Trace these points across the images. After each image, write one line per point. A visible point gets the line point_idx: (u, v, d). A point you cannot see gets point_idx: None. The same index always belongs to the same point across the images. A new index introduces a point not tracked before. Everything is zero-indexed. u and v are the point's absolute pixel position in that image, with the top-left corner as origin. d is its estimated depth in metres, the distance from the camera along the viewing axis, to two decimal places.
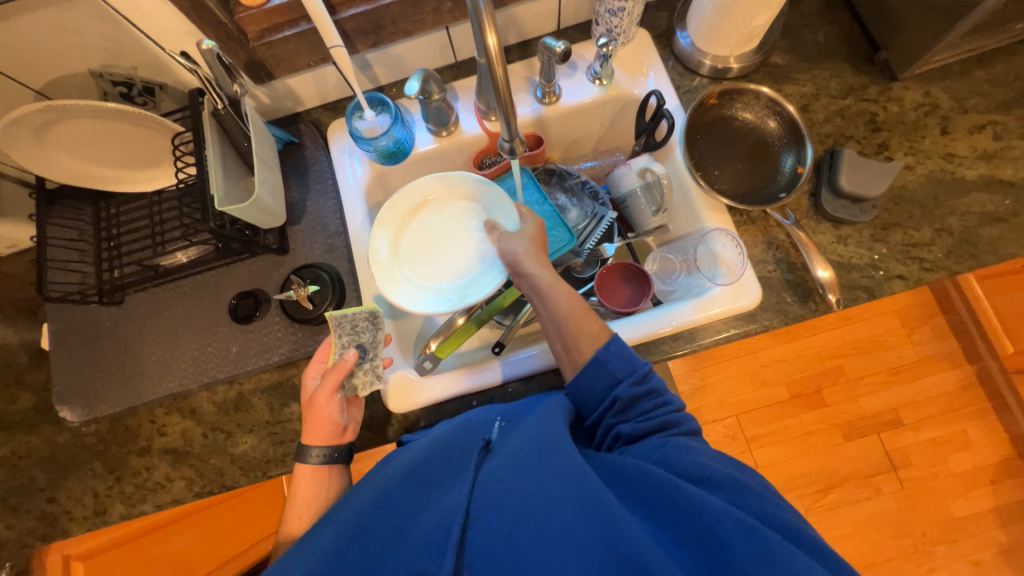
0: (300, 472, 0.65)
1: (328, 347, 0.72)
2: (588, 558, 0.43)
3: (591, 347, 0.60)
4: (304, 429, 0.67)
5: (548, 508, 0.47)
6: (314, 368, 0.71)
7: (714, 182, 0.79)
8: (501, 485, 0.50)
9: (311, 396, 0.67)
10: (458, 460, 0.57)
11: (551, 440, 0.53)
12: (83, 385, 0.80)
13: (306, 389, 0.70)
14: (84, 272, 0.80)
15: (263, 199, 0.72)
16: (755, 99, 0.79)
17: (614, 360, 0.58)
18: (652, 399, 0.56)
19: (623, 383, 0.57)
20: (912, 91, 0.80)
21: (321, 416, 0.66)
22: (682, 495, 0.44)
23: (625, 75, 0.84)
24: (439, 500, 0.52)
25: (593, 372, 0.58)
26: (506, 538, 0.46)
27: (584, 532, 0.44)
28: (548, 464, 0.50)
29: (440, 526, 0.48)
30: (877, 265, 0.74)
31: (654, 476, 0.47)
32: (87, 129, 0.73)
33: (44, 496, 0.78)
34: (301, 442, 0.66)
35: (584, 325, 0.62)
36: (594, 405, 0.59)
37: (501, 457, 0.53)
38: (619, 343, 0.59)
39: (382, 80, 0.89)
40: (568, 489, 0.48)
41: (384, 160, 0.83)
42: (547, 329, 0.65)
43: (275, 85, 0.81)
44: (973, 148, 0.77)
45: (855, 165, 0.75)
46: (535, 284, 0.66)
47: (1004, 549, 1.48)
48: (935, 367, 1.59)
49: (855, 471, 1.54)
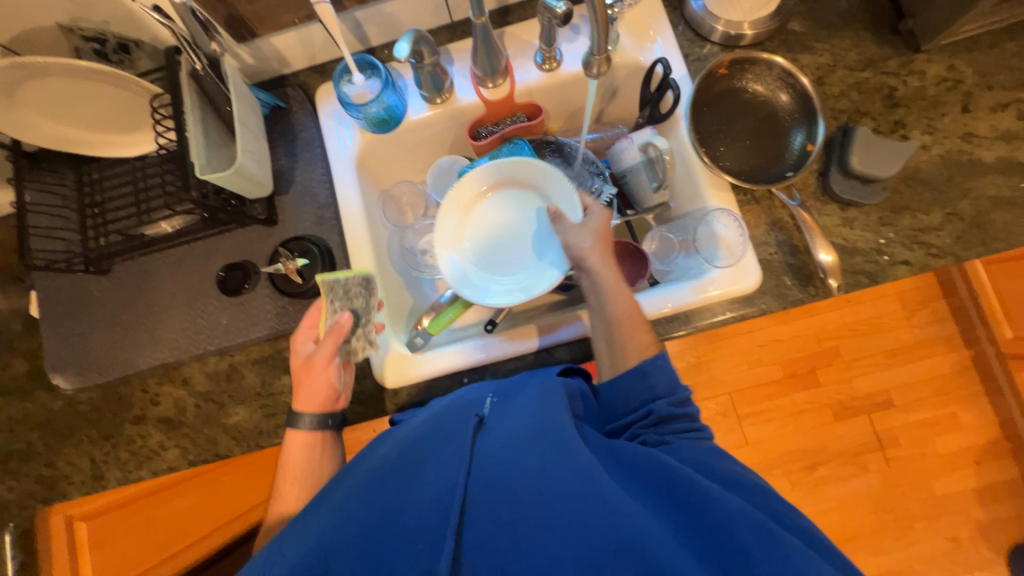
0: (295, 438, 0.67)
1: (319, 305, 0.69)
2: (592, 545, 0.43)
3: (638, 356, 0.62)
4: (300, 394, 0.67)
5: (552, 489, 0.47)
6: (303, 329, 0.69)
7: (719, 159, 0.75)
8: (503, 467, 0.50)
9: (308, 358, 0.67)
10: (454, 436, 0.56)
11: (558, 423, 0.53)
12: (73, 354, 0.80)
13: (298, 351, 0.69)
14: (68, 239, 0.78)
15: (247, 168, 0.69)
16: (767, 70, 0.74)
17: (656, 375, 0.61)
18: (685, 422, 0.59)
19: (661, 400, 0.59)
20: (935, 64, 0.76)
21: (320, 378, 0.66)
22: (690, 487, 0.46)
23: (631, 40, 0.79)
24: (431, 479, 0.51)
25: (634, 382, 0.61)
26: (506, 521, 0.46)
27: (593, 516, 0.44)
28: (552, 448, 0.50)
29: (434, 508, 0.48)
30: (882, 249, 0.72)
31: (666, 468, 0.48)
32: (60, 87, 0.71)
33: (42, 461, 0.79)
34: (299, 407, 0.66)
35: (636, 331, 0.64)
36: (627, 416, 0.60)
37: (499, 438, 0.53)
38: (665, 359, 0.62)
39: (373, 41, 0.83)
40: (575, 474, 0.48)
41: (375, 128, 0.80)
42: (596, 327, 0.68)
43: (259, 44, 0.77)
44: (994, 128, 0.73)
45: (868, 143, 0.71)
46: (598, 282, 0.68)
47: (981, 526, 1.52)
48: (932, 350, 1.58)
49: (842, 450, 1.56)
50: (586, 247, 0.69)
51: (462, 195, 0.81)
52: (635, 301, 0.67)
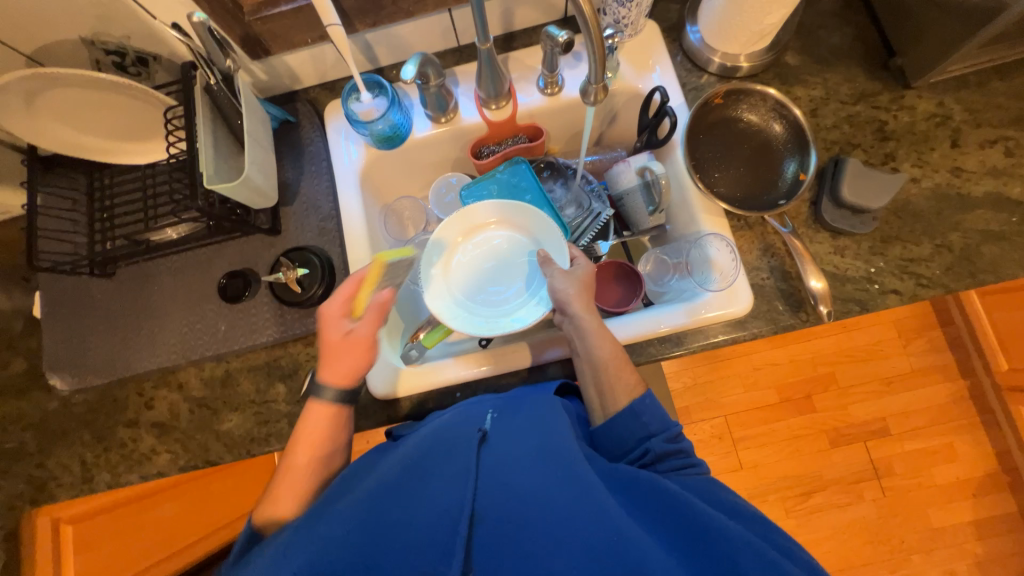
0: (313, 410, 0.66)
1: (358, 278, 0.69)
2: (598, 564, 0.47)
3: (626, 397, 0.64)
4: (331, 367, 0.66)
5: (561, 512, 0.51)
6: (337, 300, 0.67)
7: (713, 185, 0.77)
8: (511, 487, 0.53)
9: (347, 331, 0.67)
10: (459, 451, 0.57)
11: (564, 451, 0.56)
12: (72, 355, 0.80)
13: (328, 322, 0.67)
14: (75, 242, 0.80)
15: (253, 179, 0.71)
16: (761, 101, 0.77)
17: (647, 414, 0.63)
18: (679, 457, 0.61)
19: (657, 438, 0.61)
20: (925, 100, 0.78)
21: (358, 353, 0.67)
22: (690, 515, 0.51)
23: (631, 69, 0.82)
24: (437, 493, 0.52)
25: (628, 422, 0.63)
26: (514, 539, 0.50)
27: (598, 538, 0.49)
28: (558, 472, 0.54)
29: (444, 523, 0.50)
30: (873, 278, 0.73)
31: (668, 494, 0.53)
32: (78, 98, 0.73)
33: (33, 461, 0.79)
34: (331, 380, 0.66)
35: (623, 374, 0.66)
36: (621, 450, 0.63)
37: (507, 458, 0.56)
38: (652, 398, 0.64)
39: (383, 61, 0.87)
40: (580, 495, 0.52)
41: (380, 144, 0.82)
42: (582, 368, 0.69)
43: (272, 62, 0.80)
44: (982, 163, 0.75)
45: (858, 175, 0.73)
46: (580, 331, 0.68)
47: (979, 561, 1.49)
48: (929, 379, 1.58)
49: (838, 477, 1.55)
50: (569, 291, 0.70)
51: (461, 224, 0.83)
52: (619, 343, 0.67)
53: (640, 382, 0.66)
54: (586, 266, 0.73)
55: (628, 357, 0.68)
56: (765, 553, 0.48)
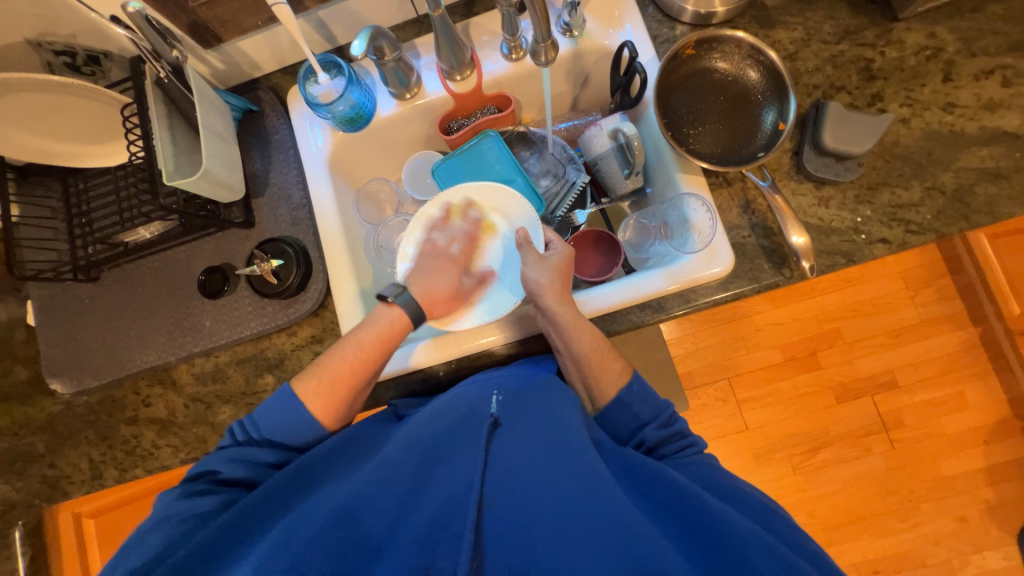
0: (377, 313, 0.67)
1: (478, 233, 0.78)
2: (603, 557, 0.48)
3: (614, 387, 0.64)
4: (426, 295, 0.70)
5: (568, 504, 0.51)
6: (461, 249, 0.76)
7: (688, 142, 0.74)
8: (517, 473, 0.54)
9: (458, 279, 0.74)
10: (467, 441, 0.58)
11: (574, 437, 0.56)
12: (68, 359, 0.82)
13: (437, 261, 0.75)
14: (57, 249, 0.81)
15: (214, 171, 0.70)
16: (734, 48, 0.72)
17: (638, 403, 0.63)
18: (675, 439, 0.62)
19: (650, 426, 0.62)
20: (914, 33, 0.73)
21: (458, 302, 0.73)
22: (697, 508, 0.51)
23: (597, 24, 0.78)
24: (446, 482, 0.54)
25: (619, 411, 0.63)
26: (521, 530, 0.51)
27: (606, 534, 0.49)
28: (567, 461, 0.54)
29: (453, 507, 0.52)
30: (859, 228, 0.70)
31: (675, 484, 0.53)
32: (33, 101, 0.73)
33: (45, 462, 0.83)
34: (421, 306, 0.69)
35: (607, 363, 0.65)
36: (618, 437, 0.64)
37: (517, 446, 0.57)
38: (641, 382, 0.64)
39: (341, 39, 0.84)
40: (588, 487, 0.52)
41: (344, 126, 0.80)
42: (563, 359, 0.67)
43: (226, 49, 0.78)
44: (977, 97, 0.70)
45: (840, 120, 0.69)
46: (555, 325, 0.65)
47: (991, 506, 1.48)
48: (937, 328, 1.54)
49: (845, 431, 1.54)
50: (542, 283, 0.67)
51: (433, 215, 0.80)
52: (597, 332, 0.65)
53: (627, 365, 0.66)
54: (563, 251, 0.72)
55: (609, 342, 0.66)
56: (774, 546, 0.48)
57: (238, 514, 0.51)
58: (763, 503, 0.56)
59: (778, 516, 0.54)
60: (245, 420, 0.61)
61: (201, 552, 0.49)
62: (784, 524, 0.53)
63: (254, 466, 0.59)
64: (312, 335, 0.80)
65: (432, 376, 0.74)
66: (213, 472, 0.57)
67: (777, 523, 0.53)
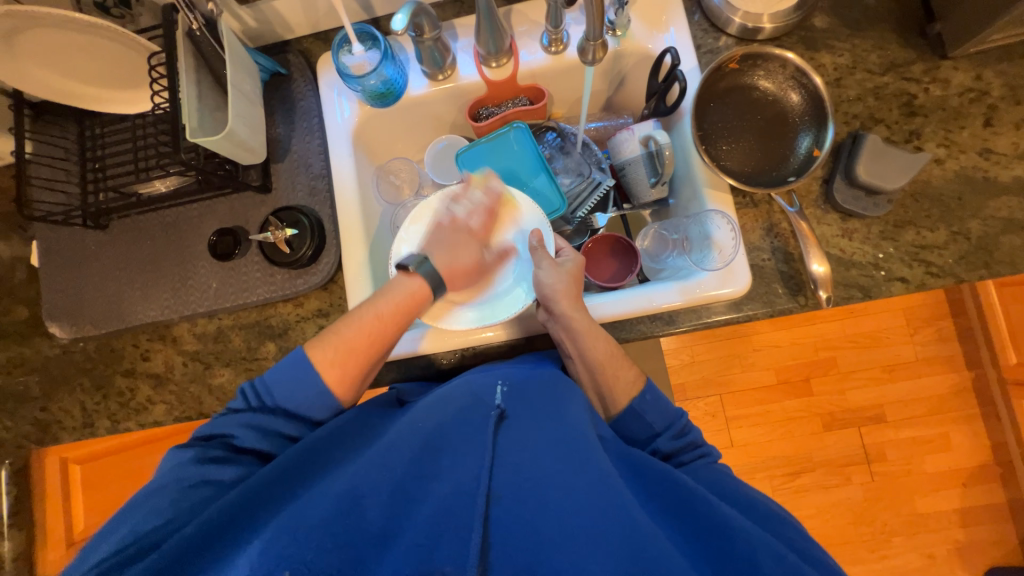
0: (397, 283, 0.67)
1: (498, 207, 0.75)
2: (615, 560, 0.47)
3: (626, 398, 0.64)
4: (448, 270, 0.69)
5: (577, 505, 0.51)
6: (480, 222, 0.73)
7: (719, 157, 0.72)
8: (524, 468, 0.54)
9: (480, 253, 0.72)
10: (473, 431, 0.58)
11: (581, 435, 0.56)
12: (69, 304, 0.81)
13: (456, 234, 0.72)
14: (68, 192, 0.80)
15: (238, 133, 0.69)
16: (779, 68, 0.71)
17: (650, 412, 0.63)
18: (688, 449, 0.62)
19: (662, 436, 0.63)
20: (961, 73, 0.72)
21: (479, 278, 0.73)
22: (707, 512, 0.51)
23: (641, 26, 0.76)
24: (452, 471, 0.54)
25: (630, 420, 0.64)
26: (529, 527, 0.50)
27: (617, 537, 0.48)
28: (574, 460, 0.54)
29: (459, 498, 0.51)
30: (880, 264, 0.69)
31: (686, 487, 0.53)
32: (58, 39, 0.72)
33: (37, 405, 0.82)
34: (441, 278, 0.69)
35: (619, 369, 0.65)
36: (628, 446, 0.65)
37: (523, 441, 0.57)
38: (653, 391, 0.64)
39: (379, 10, 0.82)
40: (598, 489, 0.51)
41: (373, 101, 0.79)
42: (574, 364, 0.67)
43: (260, 6, 0.77)
44: (1014, 146, 0.70)
45: (876, 153, 0.68)
46: (568, 330, 0.65)
47: (959, 547, 1.51)
48: (932, 368, 1.56)
49: (828, 459, 1.56)
50: (558, 287, 0.67)
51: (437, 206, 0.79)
52: (610, 338, 0.66)
53: (638, 372, 0.66)
54: (573, 259, 0.71)
55: (620, 348, 0.66)
56: (782, 555, 0.48)
57: (248, 488, 0.50)
58: (772, 516, 0.55)
59: (779, 531, 0.54)
60: (254, 385, 0.61)
61: (191, 530, 0.47)
62: (791, 531, 0.54)
63: (265, 435, 0.58)
64: (319, 309, 0.79)
65: (435, 363, 0.74)
66: (220, 438, 0.57)
67: (785, 530, 0.54)
